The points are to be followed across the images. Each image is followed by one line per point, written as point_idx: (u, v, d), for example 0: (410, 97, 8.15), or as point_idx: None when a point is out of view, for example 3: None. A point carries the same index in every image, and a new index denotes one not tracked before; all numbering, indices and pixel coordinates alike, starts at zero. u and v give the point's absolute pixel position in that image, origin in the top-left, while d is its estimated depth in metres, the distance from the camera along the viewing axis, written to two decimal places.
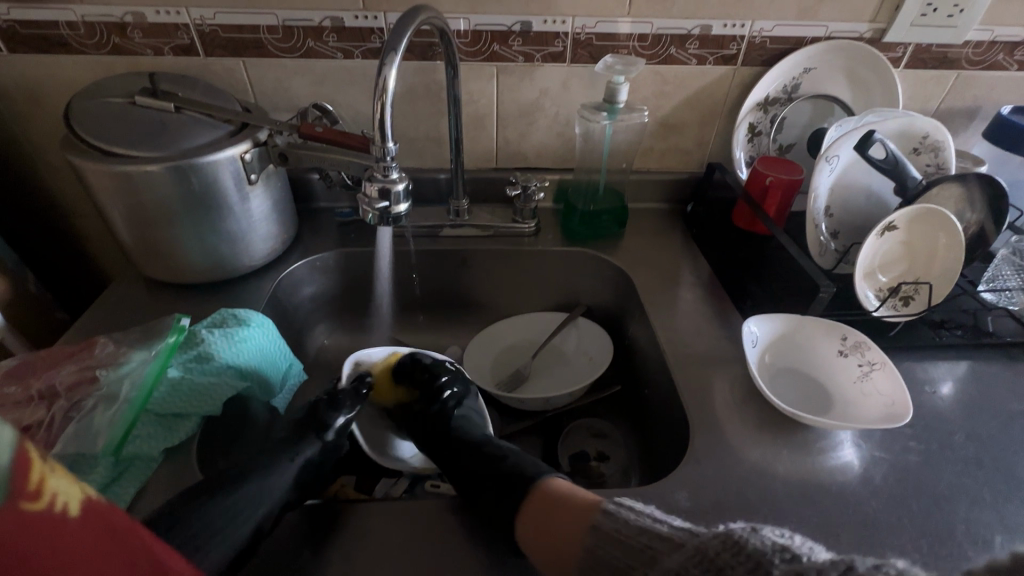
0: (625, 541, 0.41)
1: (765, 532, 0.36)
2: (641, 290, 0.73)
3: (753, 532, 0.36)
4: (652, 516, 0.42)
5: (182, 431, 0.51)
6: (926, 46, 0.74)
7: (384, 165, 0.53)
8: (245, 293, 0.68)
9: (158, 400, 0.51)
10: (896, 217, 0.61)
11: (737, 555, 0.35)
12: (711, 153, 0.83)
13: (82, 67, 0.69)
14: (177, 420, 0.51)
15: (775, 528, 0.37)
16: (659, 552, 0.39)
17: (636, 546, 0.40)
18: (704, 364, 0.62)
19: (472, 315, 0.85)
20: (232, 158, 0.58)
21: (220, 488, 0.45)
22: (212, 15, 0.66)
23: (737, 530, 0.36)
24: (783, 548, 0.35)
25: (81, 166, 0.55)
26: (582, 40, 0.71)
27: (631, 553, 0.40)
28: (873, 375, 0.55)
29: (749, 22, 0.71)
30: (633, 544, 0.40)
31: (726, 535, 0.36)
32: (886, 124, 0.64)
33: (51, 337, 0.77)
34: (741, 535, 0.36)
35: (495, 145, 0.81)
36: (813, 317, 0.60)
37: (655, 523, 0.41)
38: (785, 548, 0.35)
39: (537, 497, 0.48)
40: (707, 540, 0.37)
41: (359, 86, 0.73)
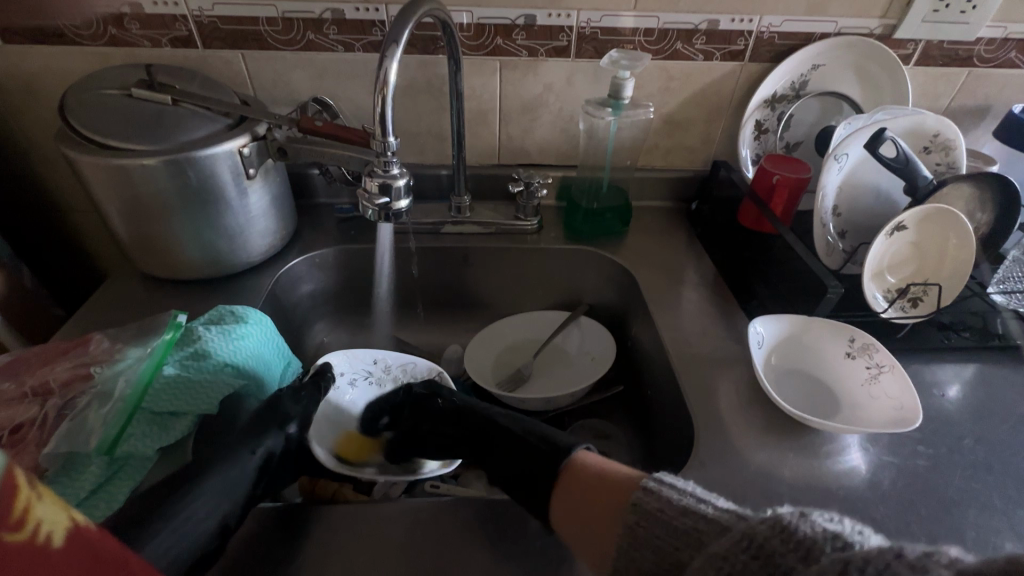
0: (672, 524, 0.36)
1: (814, 517, 0.30)
2: (644, 289, 0.72)
3: (802, 517, 0.30)
4: (694, 492, 0.38)
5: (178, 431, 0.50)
6: (937, 43, 0.73)
7: (384, 160, 0.52)
8: (243, 290, 0.67)
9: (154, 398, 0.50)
10: (905, 217, 0.60)
11: (787, 542, 0.29)
12: (717, 151, 0.82)
13: (79, 59, 0.68)
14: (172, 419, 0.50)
15: (822, 512, 0.31)
16: (707, 537, 0.35)
17: (682, 529, 0.36)
18: (708, 365, 0.61)
19: (473, 313, 0.84)
20: (230, 152, 0.57)
21: (195, 482, 0.44)
22: (210, 6, 0.65)
23: (784, 514, 0.31)
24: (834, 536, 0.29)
25: (76, 159, 0.54)
26: (587, 34, 0.70)
27: (677, 537, 0.36)
28: (881, 377, 0.55)
29: (757, 17, 0.70)
30: (679, 528, 0.36)
31: (773, 519, 0.31)
32: (897, 121, 0.63)
33: (47, 333, 0.77)
34: (790, 518, 0.30)
35: (498, 141, 0.79)
36: (820, 318, 0.59)
37: (698, 504, 0.37)
38: (838, 535, 0.29)
39: (570, 475, 0.46)
40: (753, 525, 0.32)
41: (360, 80, 0.72)
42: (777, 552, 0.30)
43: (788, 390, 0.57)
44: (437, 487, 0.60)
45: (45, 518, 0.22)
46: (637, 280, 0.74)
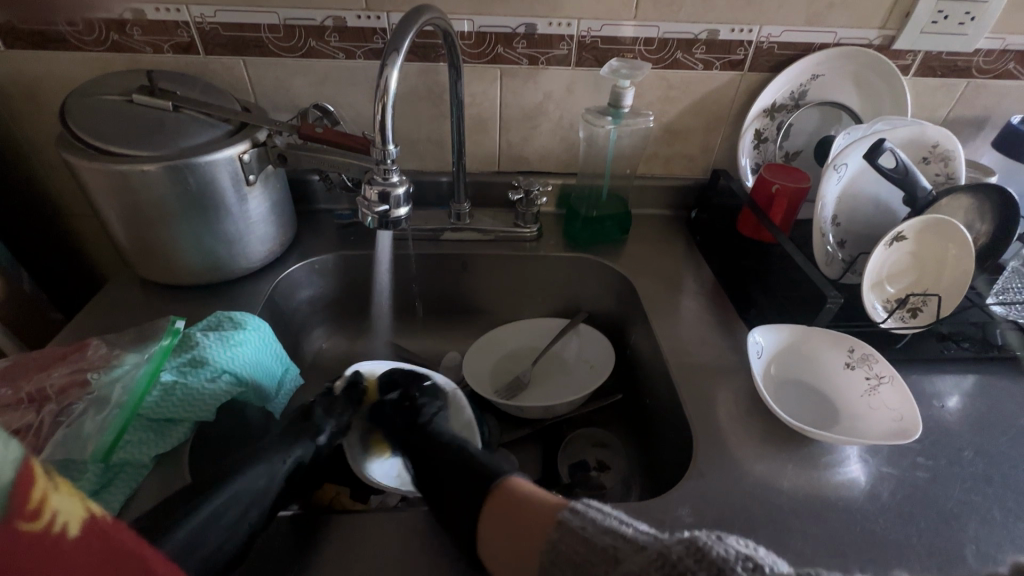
0: (590, 541, 0.38)
1: (730, 540, 0.35)
2: (643, 298, 0.72)
3: (718, 539, 0.35)
4: (617, 516, 0.40)
5: (174, 438, 0.50)
6: (936, 54, 0.73)
7: (384, 168, 0.52)
8: (242, 296, 0.67)
9: (151, 405, 0.50)
10: (905, 227, 0.60)
11: (701, 560, 0.33)
12: (716, 159, 0.83)
13: (80, 64, 0.68)
14: (169, 426, 0.50)
15: (740, 538, 0.35)
16: (620, 553, 0.37)
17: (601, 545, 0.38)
18: (707, 374, 0.61)
19: (472, 320, 0.84)
20: (230, 159, 0.57)
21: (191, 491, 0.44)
22: (212, 13, 0.65)
23: (703, 536, 0.35)
24: (746, 558, 0.33)
25: (76, 164, 0.54)
26: (587, 43, 0.70)
27: (592, 555, 0.38)
28: (881, 388, 0.54)
29: (757, 27, 0.70)
30: (596, 545, 0.38)
31: (689, 541, 0.35)
32: (896, 131, 0.63)
33: (44, 337, 0.76)
34: (705, 541, 0.34)
35: (498, 149, 0.80)
36: (819, 328, 0.59)
37: (618, 524, 0.39)
38: (750, 557, 0.33)
39: (499, 497, 0.46)
40: (670, 544, 0.35)
41: (361, 87, 0.72)
42: (692, 570, 0.33)
43: (787, 400, 0.57)
44: None
45: (60, 509, 0.27)
46: (636, 288, 0.74)
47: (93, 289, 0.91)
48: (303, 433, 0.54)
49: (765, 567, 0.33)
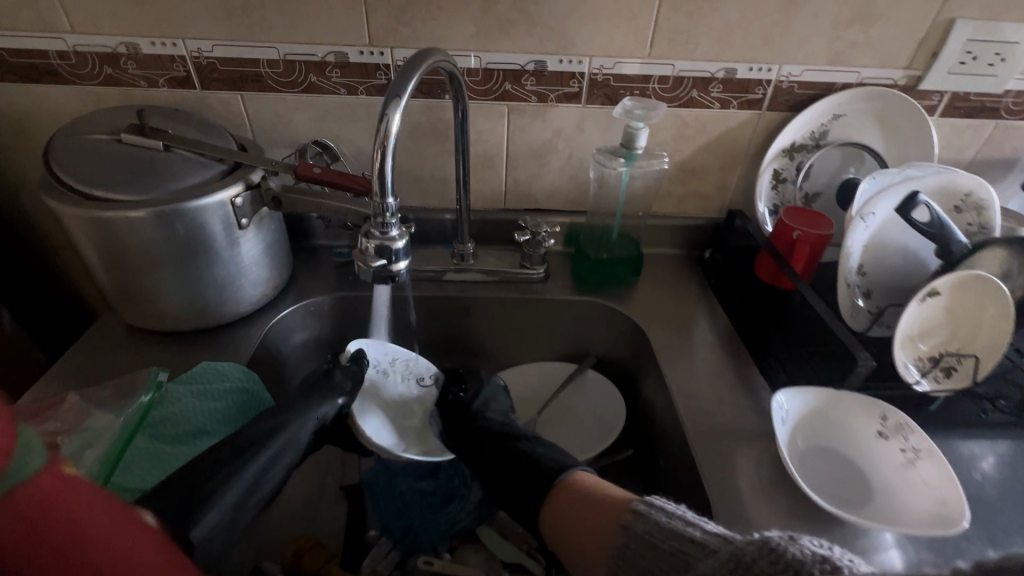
0: (660, 545, 0.40)
1: (805, 541, 0.34)
2: (656, 346, 0.68)
3: (792, 541, 0.34)
4: (685, 518, 0.41)
5: None
6: (963, 95, 0.70)
7: (383, 220, 0.49)
8: (231, 342, 0.63)
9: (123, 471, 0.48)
10: (938, 282, 0.56)
11: (777, 564, 0.33)
12: (731, 199, 0.79)
13: (72, 97, 0.65)
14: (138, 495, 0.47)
15: (816, 538, 0.35)
16: (694, 558, 0.38)
17: (670, 549, 0.40)
18: (724, 437, 0.57)
19: (475, 363, 0.80)
20: (221, 203, 0.54)
21: None
22: (210, 47, 0.63)
23: (776, 538, 0.34)
24: (822, 559, 0.32)
25: (57, 209, 0.51)
26: (599, 81, 0.67)
27: (663, 557, 0.40)
28: (918, 462, 0.50)
29: (776, 66, 0.67)
30: (665, 549, 0.40)
31: (763, 542, 0.34)
32: (925, 180, 0.60)
33: (25, 379, 0.73)
34: (780, 542, 0.34)
35: (505, 186, 0.76)
36: (848, 392, 0.55)
37: (693, 525, 0.40)
38: (826, 559, 0.32)
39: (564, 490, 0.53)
40: (741, 546, 0.35)
41: (363, 123, 0.70)
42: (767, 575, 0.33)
43: (816, 472, 0.52)
44: (430, 563, 0.57)
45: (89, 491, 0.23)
46: (648, 335, 0.70)
47: (81, 323, 0.87)
48: (326, 391, 0.59)
49: (844, 568, 0.32)
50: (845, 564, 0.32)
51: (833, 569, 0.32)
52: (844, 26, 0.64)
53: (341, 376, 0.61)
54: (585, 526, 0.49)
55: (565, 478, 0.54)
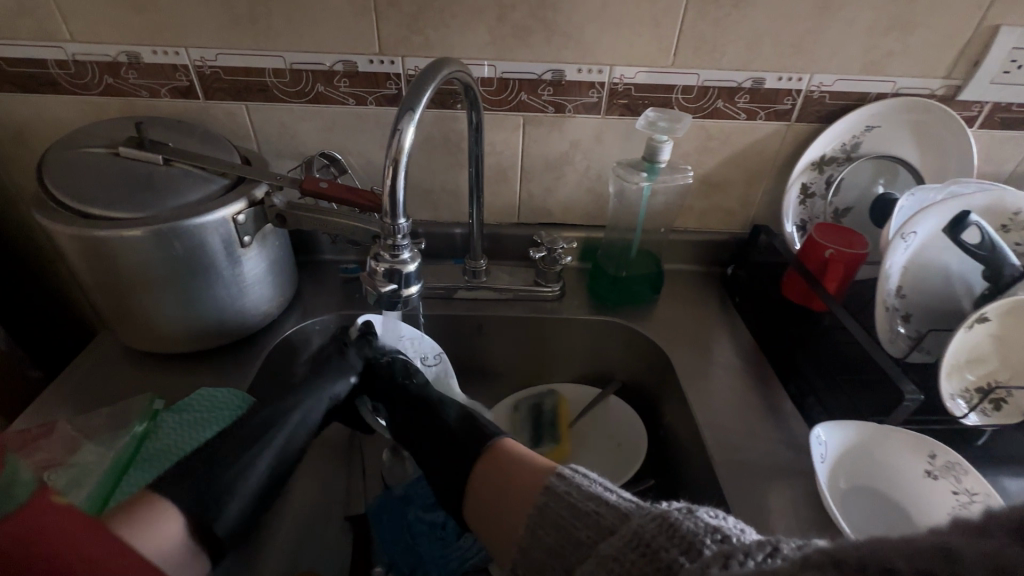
0: (577, 505, 0.40)
1: (701, 514, 0.34)
2: (679, 370, 0.64)
3: (690, 513, 0.34)
4: (602, 485, 0.41)
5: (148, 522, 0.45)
6: (1006, 105, 0.66)
7: (394, 243, 0.46)
8: (233, 364, 0.60)
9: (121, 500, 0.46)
10: (989, 308, 0.52)
11: (673, 537, 0.33)
12: (757, 214, 0.75)
13: (72, 108, 0.63)
14: None
15: (711, 510, 0.35)
16: (602, 527, 0.38)
17: (584, 509, 0.40)
18: (756, 472, 0.53)
19: (487, 384, 0.76)
20: (223, 220, 0.51)
21: None
22: (214, 56, 0.60)
23: (674, 512, 0.34)
24: (714, 530, 0.33)
25: (51, 227, 0.48)
26: (619, 91, 0.64)
27: (580, 518, 0.40)
28: (973, 507, 0.47)
29: (807, 75, 0.64)
30: (583, 511, 0.40)
31: (664, 517, 0.34)
32: (970, 198, 0.57)
33: (21, 399, 0.70)
34: (678, 516, 0.34)
35: (519, 200, 0.73)
36: (894, 428, 0.51)
37: (604, 492, 0.40)
38: (718, 530, 0.33)
39: (489, 458, 0.50)
40: (644, 522, 0.35)
41: (373, 134, 0.67)
42: (665, 546, 0.33)
43: (862, 516, 0.49)
44: None
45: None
46: (671, 358, 0.66)
47: (81, 337, 0.85)
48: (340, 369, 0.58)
49: (732, 537, 0.32)
50: (739, 539, 0.32)
51: (723, 540, 0.32)
52: (880, 33, 0.61)
53: (353, 354, 0.60)
54: (508, 490, 0.47)
55: (492, 445, 0.51)
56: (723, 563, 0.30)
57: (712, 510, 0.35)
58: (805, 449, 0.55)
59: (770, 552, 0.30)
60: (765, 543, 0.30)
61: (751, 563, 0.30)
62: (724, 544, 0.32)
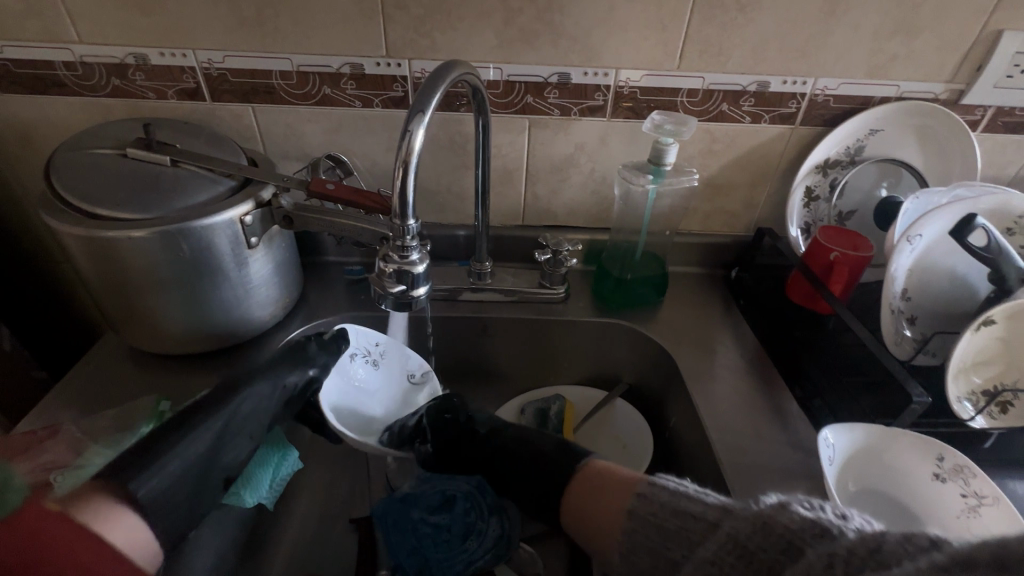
0: (663, 523, 0.39)
1: (796, 506, 0.34)
2: (684, 373, 0.64)
3: (783, 508, 0.34)
4: (692, 488, 0.40)
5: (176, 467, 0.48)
6: (1008, 110, 0.66)
7: (403, 243, 0.46)
8: (238, 366, 0.60)
9: None
10: (995, 311, 0.52)
11: (768, 536, 0.33)
12: (760, 217, 0.76)
13: (78, 109, 0.63)
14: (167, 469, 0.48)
15: (805, 501, 0.34)
16: (694, 537, 0.37)
17: (673, 527, 0.38)
18: (763, 475, 0.53)
19: (491, 386, 0.76)
20: (230, 221, 0.51)
21: None
22: (221, 58, 0.60)
23: (767, 509, 0.34)
24: (812, 525, 0.32)
25: (58, 228, 0.48)
26: (625, 94, 0.64)
27: (668, 535, 0.39)
28: (981, 509, 0.47)
29: (811, 79, 0.64)
30: (669, 528, 0.39)
31: (756, 516, 0.34)
32: (975, 201, 0.57)
33: (25, 401, 0.70)
34: (772, 513, 0.34)
35: (524, 202, 0.73)
36: (903, 431, 0.51)
37: (699, 494, 0.39)
38: (816, 522, 0.32)
39: (579, 480, 0.49)
40: (738, 522, 0.35)
41: (378, 135, 0.67)
42: (762, 546, 0.33)
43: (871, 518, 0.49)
44: None
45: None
46: (676, 360, 0.66)
47: (84, 339, 0.84)
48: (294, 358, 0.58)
49: (831, 529, 0.32)
50: (840, 526, 0.32)
51: (822, 532, 0.32)
52: (884, 38, 0.61)
53: (316, 350, 0.59)
54: (599, 500, 0.46)
55: (582, 466, 0.50)
56: (829, 564, 0.30)
57: (805, 500, 0.34)
58: (811, 451, 0.55)
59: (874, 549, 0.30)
60: (866, 538, 0.30)
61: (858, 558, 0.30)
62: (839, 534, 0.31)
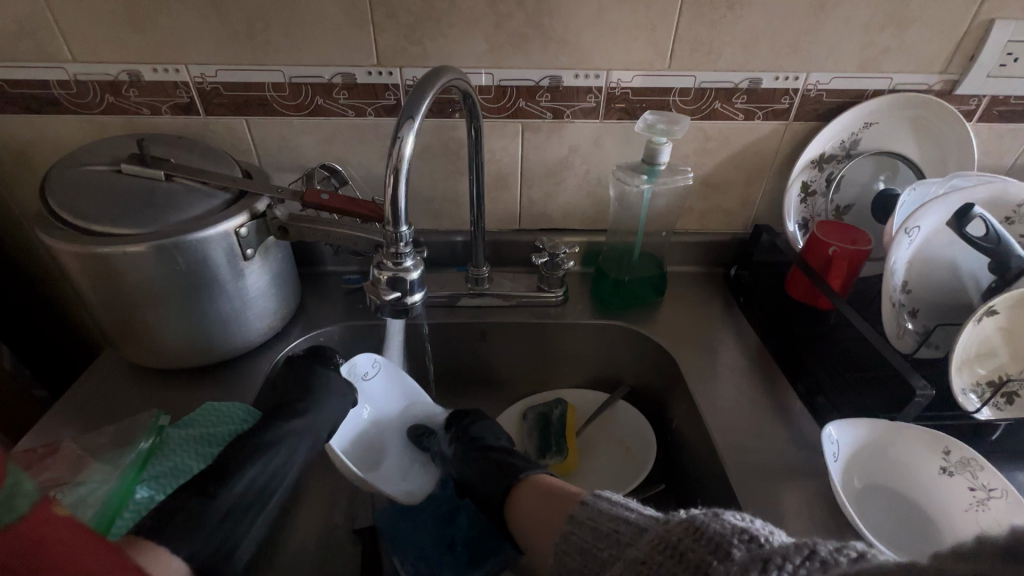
0: (599, 530, 0.39)
1: (727, 516, 0.32)
2: (685, 373, 0.63)
3: (716, 515, 0.32)
4: (624, 504, 0.40)
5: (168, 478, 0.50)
6: (1003, 99, 0.66)
7: (396, 249, 0.46)
8: (237, 380, 0.60)
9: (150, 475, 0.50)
10: (997, 301, 0.52)
11: (697, 540, 0.31)
12: (757, 213, 0.75)
13: (73, 127, 0.63)
14: (166, 480, 0.50)
15: (738, 512, 0.33)
16: (625, 539, 0.37)
17: (604, 530, 0.38)
18: (769, 474, 0.52)
19: (491, 392, 0.76)
20: (225, 234, 0.51)
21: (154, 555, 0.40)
22: (213, 72, 0.61)
23: (699, 515, 0.33)
24: (743, 531, 0.31)
25: (52, 245, 0.48)
26: (617, 95, 0.64)
27: (599, 538, 0.38)
28: (990, 502, 0.47)
29: (803, 74, 0.64)
30: (603, 531, 0.38)
31: (688, 522, 0.33)
32: (972, 191, 0.57)
33: (28, 420, 0.70)
34: (703, 519, 0.32)
35: (520, 206, 0.73)
36: (907, 425, 0.51)
37: (626, 513, 0.38)
38: (745, 530, 0.31)
39: (528, 489, 0.50)
40: (670, 527, 0.33)
41: (372, 145, 0.67)
42: (693, 549, 0.31)
43: (874, 515, 0.49)
44: None
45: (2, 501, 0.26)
46: (676, 360, 0.65)
47: (85, 357, 0.85)
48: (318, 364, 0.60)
49: (762, 539, 0.30)
50: (730, 533, 0.31)
51: (751, 538, 0.30)
52: (876, 31, 0.61)
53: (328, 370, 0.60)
54: (545, 512, 0.47)
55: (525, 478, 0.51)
56: (761, 568, 0.28)
57: (740, 513, 0.33)
58: (816, 449, 0.55)
59: (807, 556, 0.28)
60: (801, 546, 0.28)
61: (789, 568, 0.28)
62: (750, 541, 0.30)
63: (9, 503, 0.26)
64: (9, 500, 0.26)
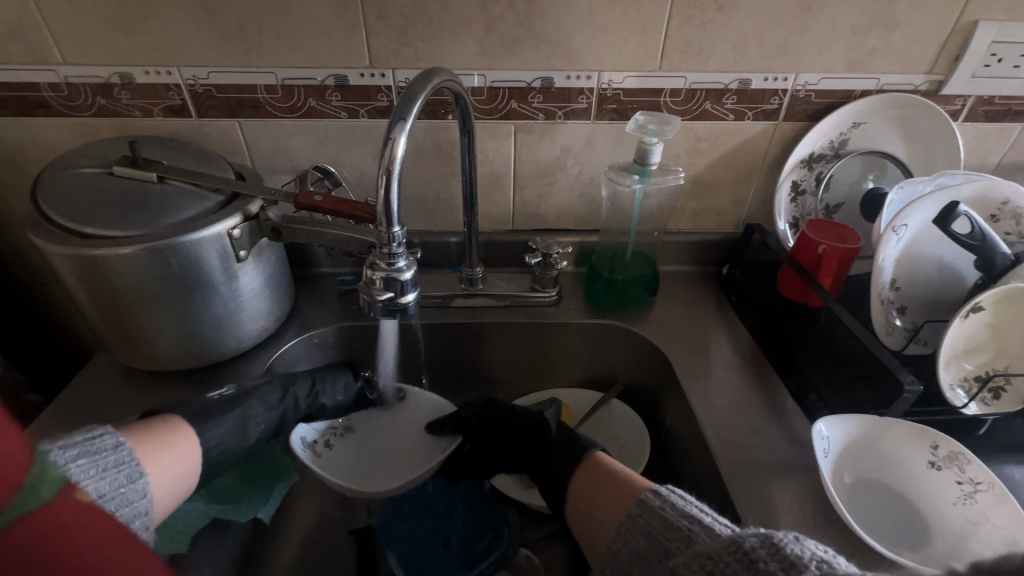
0: (666, 523, 0.39)
1: (809, 544, 0.32)
2: (678, 372, 0.64)
3: (796, 541, 0.32)
4: (699, 507, 0.40)
5: None
6: (988, 98, 0.67)
7: (389, 250, 0.46)
8: (231, 382, 0.60)
9: None
10: (983, 297, 0.52)
11: (774, 554, 0.31)
12: (748, 212, 0.76)
13: (65, 130, 0.63)
14: None
15: (819, 544, 0.33)
16: (696, 536, 0.37)
17: (676, 523, 0.39)
18: (760, 470, 0.52)
19: (486, 392, 0.76)
20: (218, 236, 0.51)
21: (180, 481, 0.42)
22: (206, 74, 0.61)
23: (780, 535, 0.33)
24: (821, 561, 0.31)
25: (43, 247, 0.48)
26: (608, 96, 0.65)
27: (667, 529, 0.39)
28: (977, 495, 0.47)
29: (792, 75, 0.65)
30: (675, 524, 0.39)
31: (766, 535, 0.33)
32: (959, 189, 0.57)
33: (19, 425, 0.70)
34: (782, 539, 0.32)
35: (513, 207, 0.74)
36: (896, 421, 0.52)
37: (700, 515, 0.39)
38: (825, 561, 0.31)
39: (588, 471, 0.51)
40: (745, 535, 0.34)
41: (365, 146, 0.67)
42: (764, 561, 0.31)
43: (864, 509, 0.50)
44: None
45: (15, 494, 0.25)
46: (669, 358, 0.66)
47: (77, 361, 0.84)
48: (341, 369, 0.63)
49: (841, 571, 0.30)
50: (807, 556, 0.31)
51: (830, 569, 0.30)
52: (862, 32, 0.62)
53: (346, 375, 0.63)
54: (601, 495, 0.47)
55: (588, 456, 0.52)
56: None
57: (821, 546, 0.33)
58: (806, 445, 0.55)
59: None
60: None
61: None
62: (829, 572, 0.30)
63: (31, 490, 0.26)
64: (32, 487, 0.26)
